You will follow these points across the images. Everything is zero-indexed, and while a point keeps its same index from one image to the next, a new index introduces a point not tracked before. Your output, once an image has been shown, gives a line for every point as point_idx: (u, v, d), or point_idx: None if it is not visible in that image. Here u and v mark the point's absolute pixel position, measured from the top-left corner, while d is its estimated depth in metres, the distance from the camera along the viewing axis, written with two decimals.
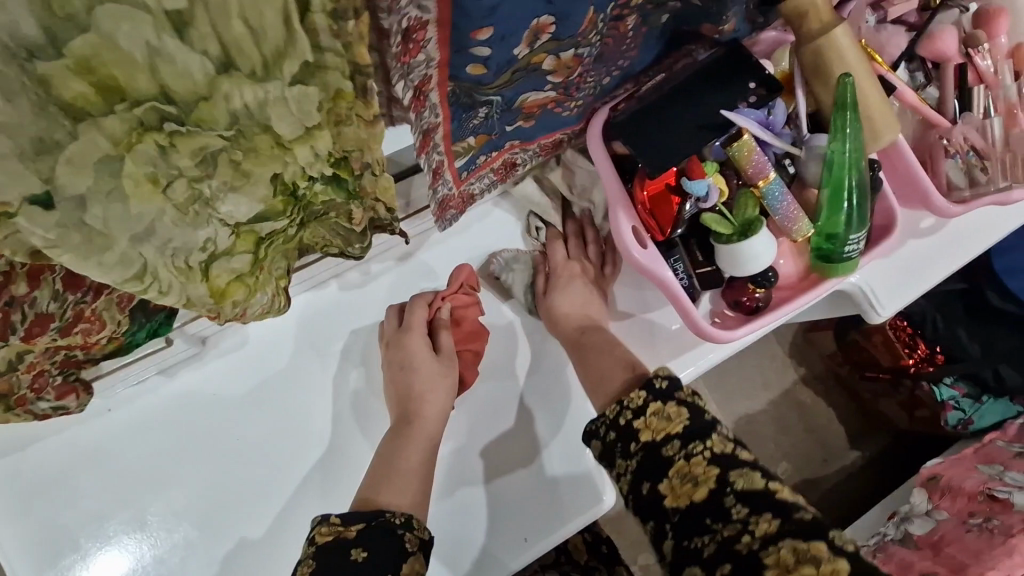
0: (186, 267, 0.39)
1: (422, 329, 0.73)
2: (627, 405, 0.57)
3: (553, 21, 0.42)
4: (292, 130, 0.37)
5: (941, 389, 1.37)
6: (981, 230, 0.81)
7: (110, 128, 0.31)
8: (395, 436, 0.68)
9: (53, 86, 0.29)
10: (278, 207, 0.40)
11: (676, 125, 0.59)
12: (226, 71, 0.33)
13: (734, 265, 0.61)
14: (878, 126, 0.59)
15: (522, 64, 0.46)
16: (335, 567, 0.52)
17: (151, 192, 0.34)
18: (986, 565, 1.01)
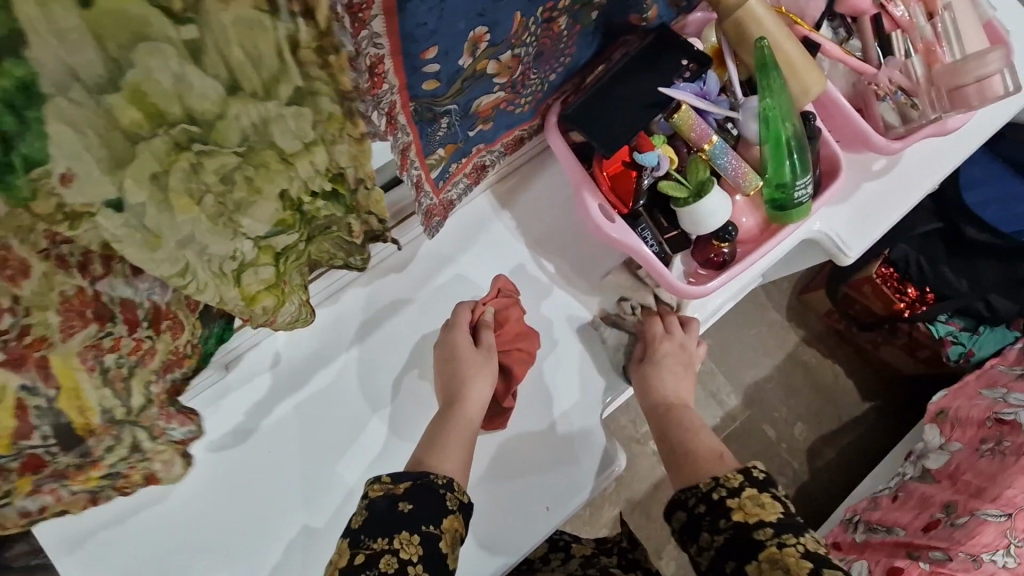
0: (220, 272, 0.46)
1: (467, 328, 0.74)
2: (722, 482, 0.61)
3: (486, 30, 0.49)
4: (291, 145, 0.41)
5: (937, 327, 1.39)
6: (933, 163, 0.86)
7: (155, 149, 0.35)
8: (442, 420, 0.69)
9: (114, 114, 0.32)
10: (287, 219, 0.47)
11: (621, 108, 0.65)
12: (234, 93, 0.36)
13: (694, 224, 0.67)
14: (806, 80, 0.65)
15: (469, 72, 0.52)
16: (383, 517, 0.56)
17: (187, 205, 0.39)
18: (1003, 486, 1.02)
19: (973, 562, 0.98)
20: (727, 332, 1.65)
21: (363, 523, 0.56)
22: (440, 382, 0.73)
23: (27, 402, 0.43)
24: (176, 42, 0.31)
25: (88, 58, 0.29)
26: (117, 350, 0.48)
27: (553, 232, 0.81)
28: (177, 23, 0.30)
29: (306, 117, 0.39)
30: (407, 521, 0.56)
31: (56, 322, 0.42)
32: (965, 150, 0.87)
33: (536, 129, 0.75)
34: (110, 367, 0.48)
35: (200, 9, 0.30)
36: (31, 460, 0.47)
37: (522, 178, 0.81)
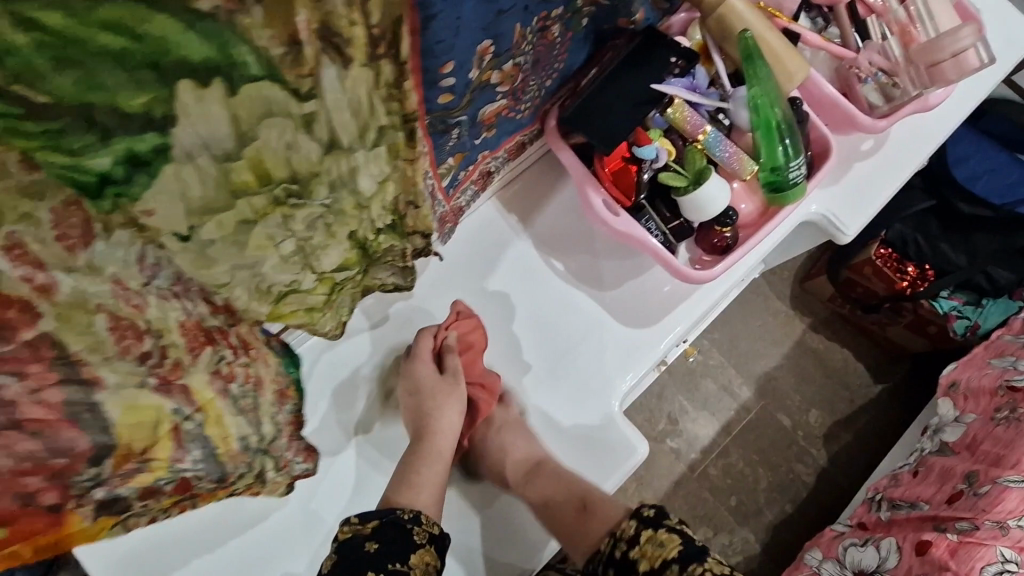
0: (269, 292, 0.53)
1: (430, 357, 0.76)
2: (620, 536, 0.69)
3: (492, 42, 0.52)
4: (369, 186, 0.51)
5: (941, 302, 1.41)
6: (921, 138, 0.89)
7: (257, 202, 0.44)
8: (415, 454, 0.73)
9: (232, 175, 0.40)
10: (351, 259, 0.58)
11: (617, 105, 0.68)
12: (331, 152, 0.45)
13: (697, 212, 0.70)
14: (790, 67, 0.68)
15: (477, 83, 0.56)
16: (351, 558, 0.62)
17: (268, 246, 0.48)
18: (1020, 452, 1.03)
19: (999, 529, 0.97)
20: (734, 324, 1.67)
21: (334, 565, 0.62)
22: (406, 413, 0.76)
23: (181, 426, 0.48)
24: (300, 111, 0.40)
25: (222, 132, 0.36)
26: (236, 380, 0.54)
27: (560, 237, 0.82)
28: (302, 99, 0.39)
29: (380, 158, 0.50)
30: (374, 559, 0.62)
31: (182, 344, 0.48)
32: (951, 124, 0.90)
33: (536, 134, 0.78)
34: (238, 396, 0.54)
35: (320, 87, 0.39)
36: (181, 484, 0.50)
37: (538, 184, 0.83)
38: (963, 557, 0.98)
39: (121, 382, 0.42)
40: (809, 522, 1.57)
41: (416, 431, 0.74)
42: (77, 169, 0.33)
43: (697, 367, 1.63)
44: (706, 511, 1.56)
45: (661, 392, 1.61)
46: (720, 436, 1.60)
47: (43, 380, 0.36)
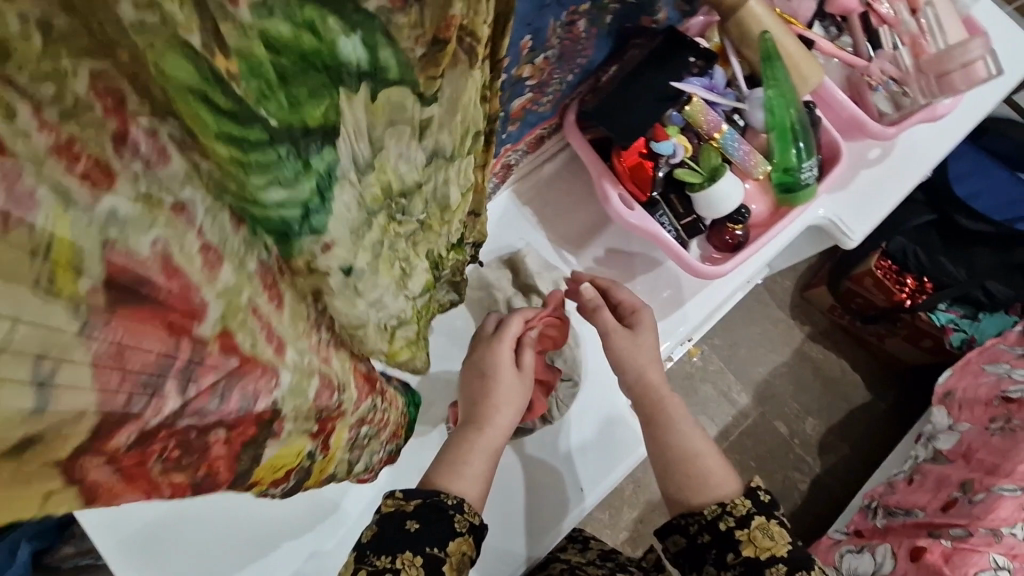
0: (386, 330, 0.50)
1: (513, 342, 0.70)
2: (730, 511, 0.61)
3: (531, 39, 0.57)
4: (456, 195, 0.52)
5: (937, 315, 1.44)
6: (926, 147, 0.92)
7: (383, 220, 0.43)
8: (467, 435, 0.66)
9: (369, 194, 0.40)
10: (430, 280, 0.59)
11: (638, 100, 0.69)
12: (434, 159, 0.46)
13: (710, 208, 0.72)
14: (805, 72, 0.69)
15: (513, 78, 0.62)
16: (392, 536, 0.57)
17: (388, 271, 0.45)
18: (1015, 461, 1.05)
19: (993, 536, 0.99)
20: (734, 330, 1.69)
21: (373, 537, 0.57)
22: (467, 395, 0.69)
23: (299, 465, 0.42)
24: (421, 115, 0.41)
25: (364, 146, 0.37)
26: (367, 422, 0.53)
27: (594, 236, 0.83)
28: (424, 100, 0.40)
29: (469, 169, 0.51)
30: (414, 541, 0.56)
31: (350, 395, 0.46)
32: (956, 136, 0.92)
33: (556, 128, 0.80)
34: (361, 437, 0.52)
35: (439, 87, 0.40)
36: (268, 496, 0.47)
37: (561, 177, 0.83)
38: (957, 562, 0.98)
39: (295, 430, 0.37)
40: (804, 529, 1.59)
41: (468, 415, 0.68)
42: (284, 205, 0.29)
43: (696, 371, 1.64)
44: None
45: None
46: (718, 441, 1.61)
47: (248, 428, 0.32)
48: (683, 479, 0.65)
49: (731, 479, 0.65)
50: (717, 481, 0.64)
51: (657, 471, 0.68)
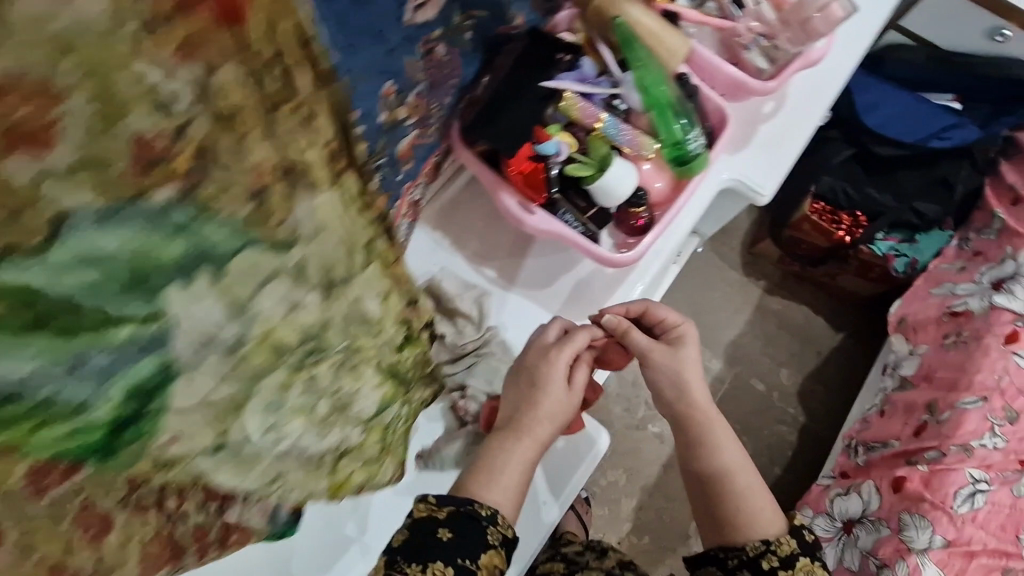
0: (312, 471, 0.40)
1: (568, 360, 0.69)
2: (774, 551, 0.67)
3: (392, 85, 0.54)
4: (376, 304, 0.41)
5: (879, 246, 1.46)
6: (819, 90, 0.93)
7: (276, 377, 0.35)
8: (506, 443, 0.67)
9: (241, 354, 0.33)
10: (392, 392, 0.45)
11: (517, 107, 0.69)
12: (331, 286, 0.36)
13: (607, 198, 0.71)
14: (669, 46, 0.71)
15: (386, 124, 0.57)
16: (425, 544, 0.60)
17: (299, 416, 0.37)
18: (972, 373, 1.07)
19: (965, 451, 1.01)
20: (693, 300, 1.70)
21: (405, 542, 0.61)
22: (511, 402, 0.70)
23: None
24: (288, 264, 0.33)
25: (207, 311, 0.30)
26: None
27: (519, 245, 0.82)
28: (281, 247, 0.32)
29: (372, 275, 0.40)
30: (444, 550, 0.59)
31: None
32: (847, 70, 0.93)
33: (448, 152, 0.77)
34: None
35: (298, 226, 0.33)
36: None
37: (463, 195, 0.82)
38: (936, 485, 0.99)
39: None
40: (801, 480, 1.60)
41: (508, 422, 0.69)
42: (76, 435, 0.28)
43: None
44: None
45: (635, 379, 1.64)
46: None
47: None
48: (728, 512, 0.71)
49: (777, 517, 0.70)
50: (764, 520, 0.70)
51: (705, 497, 0.73)
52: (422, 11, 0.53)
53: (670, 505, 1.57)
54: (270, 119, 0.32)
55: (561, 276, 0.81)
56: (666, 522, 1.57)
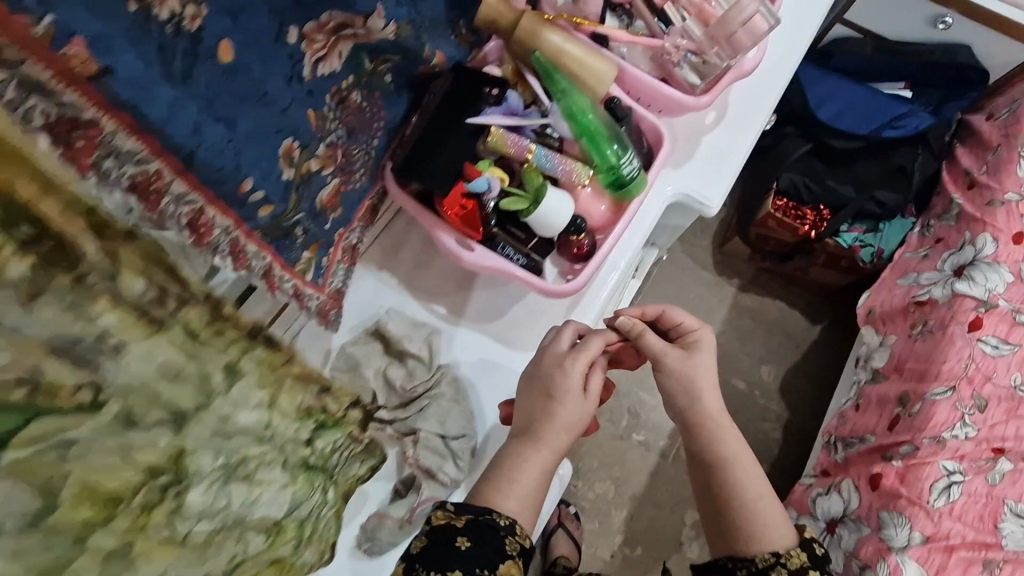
0: None
1: (585, 363, 0.69)
2: (785, 562, 0.66)
3: (293, 140, 0.51)
4: (253, 411, 0.40)
5: (843, 237, 1.46)
6: (760, 95, 0.92)
7: (121, 522, 0.31)
8: (524, 452, 0.66)
9: (51, 521, 0.28)
10: (301, 485, 0.45)
11: (446, 146, 0.69)
12: (183, 416, 0.35)
13: (544, 228, 0.71)
14: (592, 70, 0.71)
15: (296, 180, 0.54)
16: (441, 552, 0.58)
17: (159, 553, 0.33)
18: (940, 362, 1.07)
19: (938, 443, 1.00)
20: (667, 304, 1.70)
21: (423, 550, 0.59)
22: (527, 406, 0.69)
23: None
24: (104, 420, 0.31)
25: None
26: None
27: (463, 280, 0.80)
28: (95, 408, 0.31)
29: (249, 382, 0.40)
30: (463, 558, 0.58)
31: None
32: (785, 73, 0.93)
33: (384, 194, 0.76)
34: None
35: (106, 382, 0.31)
36: None
37: (403, 236, 0.81)
38: (912, 480, 0.99)
39: None
40: (789, 476, 1.60)
41: (524, 429, 0.68)
42: None
43: None
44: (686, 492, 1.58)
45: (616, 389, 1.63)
46: None
47: None
48: (737, 523, 0.70)
49: (786, 530, 0.69)
50: (775, 533, 0.69)
51: (714, 505, 0.72)
52: (323, 63, 0.52)
53: (661, 512, 1.57)
54: (71, 291, 0.30)
55: (510, 307, 0.80)
56: (658, 530, 1.56)
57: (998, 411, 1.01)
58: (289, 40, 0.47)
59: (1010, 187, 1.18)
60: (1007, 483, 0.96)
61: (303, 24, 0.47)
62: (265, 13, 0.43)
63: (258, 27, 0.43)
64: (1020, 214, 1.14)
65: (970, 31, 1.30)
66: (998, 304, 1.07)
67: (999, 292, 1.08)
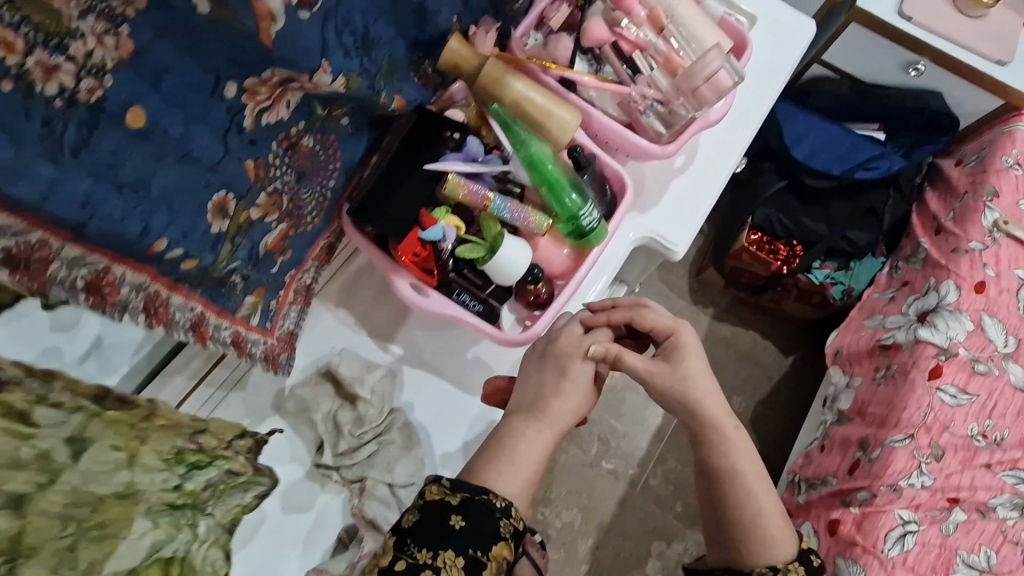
0: None
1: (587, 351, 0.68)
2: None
3: (227, 192, 0.52)
4: (110, 477, 0.49)
5: (815, 274, 1.47)
6: (731, 139, 0.93)
7: None
8: (526, 429, 0.65)
9: None
10: (167, 526, 0.54)
11: (403, 190, 0.69)
12: (23, 497, 0.43)
13: (501, 276, 0.70)
14: (552, 119, 0.70)
15: (233, 229, 0.54)
16: (437, 528, 0.58)
17: None
18: (900, 409, 1.08)
19: (894, 492, 1.02)
20: None
21: (415, 525, 0.59)
22: (529, 385, 0.69)
23: None
24: None
25: None
26: None
27: (417, 322, 0.79)
28: None
29: (98, 446, 0.49)
30: (457, 538, 0.58)
31: None
32: (757, 118, 0.94)
33: (341, 233, 0.75)
34: None
35: None
36: None
37: (358, 275, 0.79)
38: (868, 528, 1.00)
39: None
40: None
41: (530, 406, 0.67)
42: None
43: (617, 382, 1.65)
44: (653, 521, 1.58)
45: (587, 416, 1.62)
46: (654, 445, 1.62)
47: None
48: (736, 534, 0.69)
49: (789, 542, 0.68)
50: (774, 550, 0.67)
51: (715, 513, 0.71)
52: (269, 112, 0.52)
53: (627, 542, 1.56)
54: None
55: (465, 350, 0.78)
56: (623, 559, 1.55)
57: (953, 461, 1.03)
58: (227, 94, 0.48)
59: (974, 236, 1.20)
60: (960, 534, 0.98)
61: (243, 79, 0.48)
62: (197, 70, 0.45)
63: (188, 83, 0.45)
64: (982, 264, 1.16)
65: (941, 79, 1.32)
66: (958, 352, 1.09)
67: (959, 340, 1.10)
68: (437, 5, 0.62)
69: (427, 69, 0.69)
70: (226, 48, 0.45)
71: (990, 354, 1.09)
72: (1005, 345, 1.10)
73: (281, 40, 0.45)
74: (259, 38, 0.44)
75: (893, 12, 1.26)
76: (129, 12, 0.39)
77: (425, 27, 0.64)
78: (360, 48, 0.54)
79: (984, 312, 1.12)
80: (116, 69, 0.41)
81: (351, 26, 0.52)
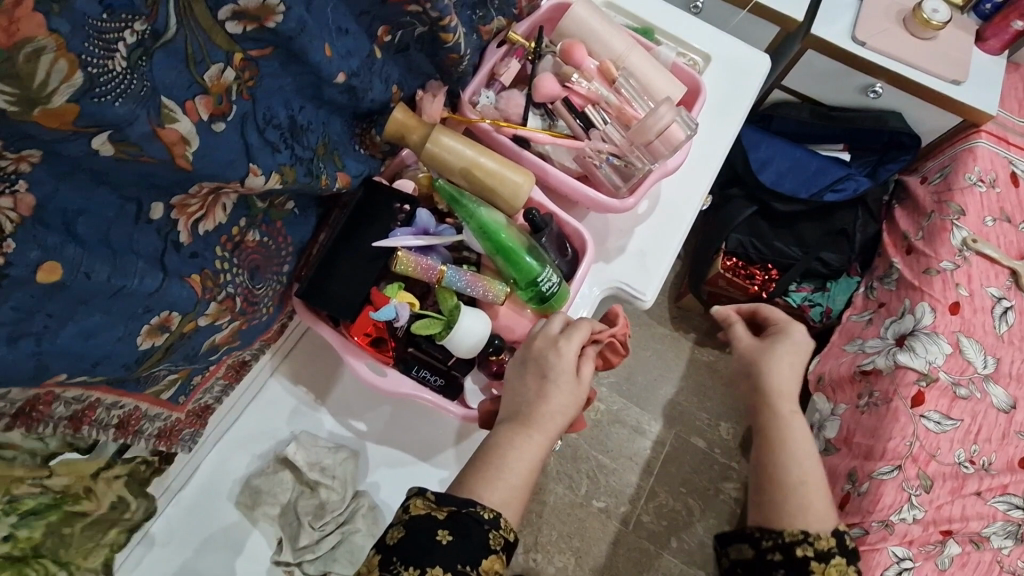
0: None
1: (574, 348, 0.63)
2: (810, 541, 0.60)
3: (171, 311, 0.50)
4: None
5: (792, 297, 1.46)
6: (694, 180, 0.92)
7: None
8: (515, 439, 0.60)
9: None
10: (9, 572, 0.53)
11: (351, 266, 0.65)
12: None
13: (459, 348, 0.66)
14: (500, 182, 0.69)
15: (174, 338, 0.53)
16: (422, 544, 0.53)
17: None
18: (885, 440, 1.06)
19: (886, 528, 1.00)
20: (624, 362, 1.69)
21: (400, 542, 0.54)
22: (517, 393, 0.63)
23: None
24: None
25: None
26: None
27: (374, 395, 0.75)
28: None
29: None
30: (443, 553, 0.52)
31: None
32: (718, 157, 0.93)
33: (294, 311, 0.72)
34: None
35: None
36: None
37: (314, 348, 0.76)
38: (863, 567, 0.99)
39: None
40: None
41: (516, 414, 0.62)
42: None
43: (602, 416, 1.62)
44: (649, 561, 1.53)
45: (575, 453, 1.59)
46: (643, 479, 1.59)
47: None
48: (772, 498, 0.64)
49: (828, 516, 0.62)
50: (809, 519, 0.62)
51: (756, 469, 0.68)
52: (202, 222, 0.51)
53: None
54: None
55: (425, 418, 0.74)
56: None
57: (942, 490, 1.02)
58: (154, 215, 0.47)
59: (944, 255, 1.20)
60: (955, 567, 0.98)
61: (170, 198, 0.47)
62: (114, 197, 0.44)
63: (107, 216, 0.43)
64: (954, 283, 1.16)
65: (900, 100, 1.33)
66: (938, 377, 1.07)
67: (938, 364, 1.09)
68: (367, 80, 0.60)
69: (374, 138, 0.69)
70: (140, 177, 0.44)
71: (970, 376, 1.08)
72: (984, 366, 1.09)
73: (198, 159, 0.45)
74: (175, 163, 0.44)
75: (846, 38, 1.27)
76: (23, 167, 0.37)
77: (359, 103, 0.62)
78: (287, 137, 0.54)
79: (960, 333, 1.12)
80: (16, 231, 0.38)
81: (274, 119, 0.53)
